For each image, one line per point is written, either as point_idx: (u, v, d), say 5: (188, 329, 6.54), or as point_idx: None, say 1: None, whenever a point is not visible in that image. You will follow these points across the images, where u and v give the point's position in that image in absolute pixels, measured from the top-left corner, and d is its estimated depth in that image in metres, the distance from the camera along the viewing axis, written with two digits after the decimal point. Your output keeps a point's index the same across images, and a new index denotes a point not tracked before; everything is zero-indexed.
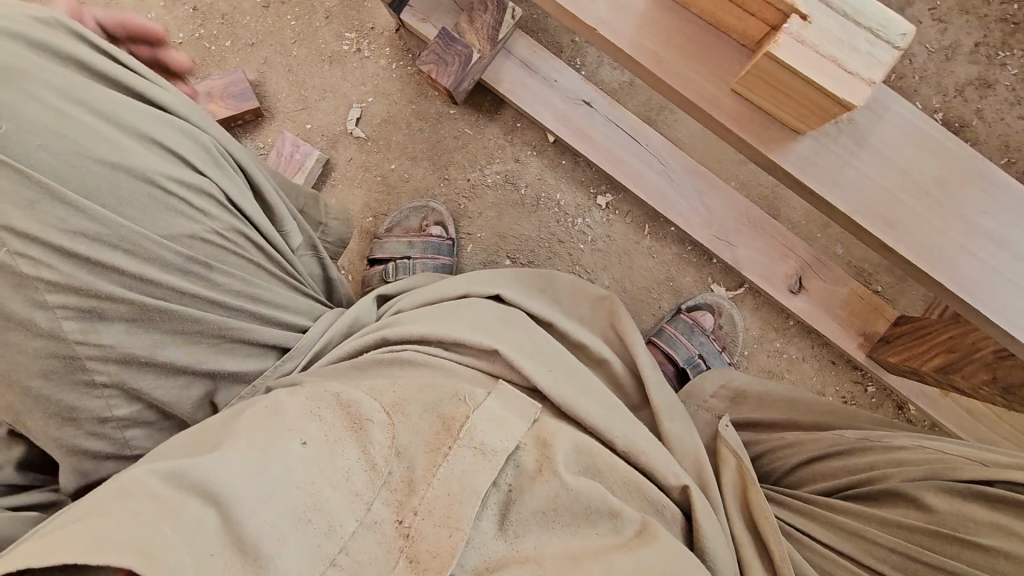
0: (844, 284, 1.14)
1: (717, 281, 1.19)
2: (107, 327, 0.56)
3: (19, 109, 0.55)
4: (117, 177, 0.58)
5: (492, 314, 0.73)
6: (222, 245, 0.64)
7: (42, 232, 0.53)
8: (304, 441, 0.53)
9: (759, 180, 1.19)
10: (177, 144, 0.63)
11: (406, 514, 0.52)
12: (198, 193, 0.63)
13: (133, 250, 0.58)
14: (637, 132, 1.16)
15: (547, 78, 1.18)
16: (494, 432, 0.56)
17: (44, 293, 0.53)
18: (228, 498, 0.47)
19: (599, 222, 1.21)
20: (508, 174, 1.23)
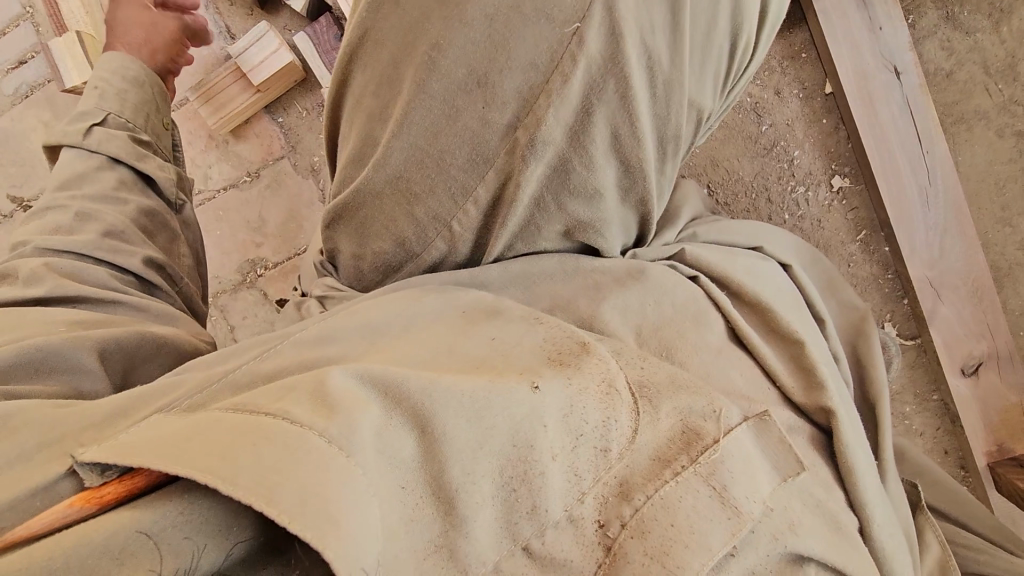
0: (1016, 392, 1.06)
1: (891, 323, 1.10)
2: (545, 151, 0.50)
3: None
4: (714, 17, 0.51)
5: (787, 289, 0.64)
6: (696, 129, 0.58)
7: (632, 23, 0.47)
8: (534, 385, 0.38)
9: (1005, 248, 1.05)
10: (763, 21, 0.57)
11: (613, 519, 0.39)
12: (727, 74, 0.57)
13: (658, 100, 0.51)
14: (926, 134, 1.01)
15: (873, 21, 0.99)
16: (742, 483, 0.40)
17: (568, 74, 0.48)
18: (435, 426, 0.35)
19: (817, 203, 1.09)
20: (760, 103, 1.08)
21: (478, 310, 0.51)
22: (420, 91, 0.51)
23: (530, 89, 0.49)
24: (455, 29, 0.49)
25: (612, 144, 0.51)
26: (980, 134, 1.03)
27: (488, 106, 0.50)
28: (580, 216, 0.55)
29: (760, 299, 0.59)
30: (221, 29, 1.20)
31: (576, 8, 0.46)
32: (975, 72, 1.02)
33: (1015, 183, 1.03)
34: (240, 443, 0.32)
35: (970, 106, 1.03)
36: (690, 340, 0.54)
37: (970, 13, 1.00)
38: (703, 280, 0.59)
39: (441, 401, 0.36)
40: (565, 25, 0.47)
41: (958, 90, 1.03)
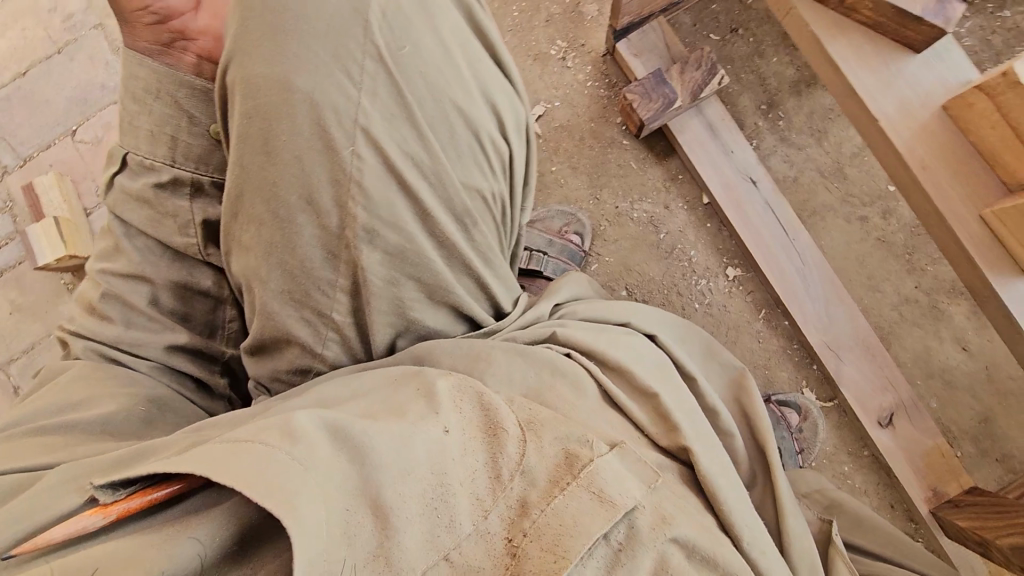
0: (931, 436, 1.16)
1: (809, 388, 1.23)
2: (369, 249, 0.58)
3: (423, 37, 0.58)
4: (455, 119, 0.61)
5: (651, 352, 0.76)
6: (487, 207, 0.66)
7: (387, 144, 0.57)
8: (445, 430, 0.55)
9: (881, 309, 1.23)
10: (505, 111, 0.67)
11: (516, 533, 0.51)
12: (496, 159, 0.66)
13: (437, 189, 0.60)
14: (789, 225, 1.22)
15: (725, 146, 1.25)
16: (614, 483, 0.55)
17: (361, 181, 0.56)
18: (376, 459, 0.50)
19: (719, 290, 1.26)
20: (654, 216, 1.30)
21: (403, 374, 0.63)
22: (274, 217, 0.57)
23: (340, 196, 0.56)
24: (284, 169, 0.55)
25: (422, 232, 0.60)
26: (832, 222, 1.26)
27: (318, 217, 0.57)
28: (422, 296, 0.63)
29: (624, 365, 0.71)
30: None
31: (345, 135, 0.55)
32: (814, 177, 1.27)
33: (870, 256, 1.25)
34: (233, 457, 0.46)
35: (818, 201, 1.27)
36: (566, 398, 0.66)
37: (796, 134, 1.29)
38: (575, 355, 0.71)
39: (372, 440, 0.51)
40: (345, 147, 0.56)
41: (806, 191, 1.28)
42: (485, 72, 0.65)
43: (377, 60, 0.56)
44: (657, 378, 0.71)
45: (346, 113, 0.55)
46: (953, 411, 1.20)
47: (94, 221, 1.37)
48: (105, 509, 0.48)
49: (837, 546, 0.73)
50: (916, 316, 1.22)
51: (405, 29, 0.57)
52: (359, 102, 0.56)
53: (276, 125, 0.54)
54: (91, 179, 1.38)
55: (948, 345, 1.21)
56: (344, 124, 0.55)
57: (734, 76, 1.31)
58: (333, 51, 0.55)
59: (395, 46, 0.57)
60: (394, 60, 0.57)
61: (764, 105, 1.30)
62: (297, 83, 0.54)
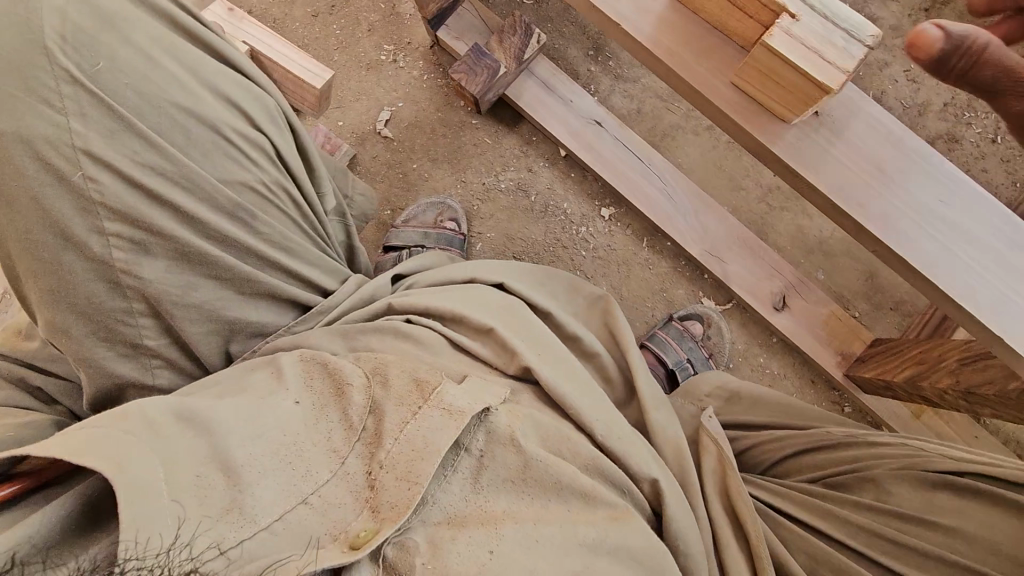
0: (825, 305, 1.22)
1: (707, 296, 1.27)
2: (150, 262, 0.59)
3: (115, 50, 0.59)
4: (184, 121, 0.61)
5: (494, 297, 0.78)
6: (263, 198, 0.67)
7: (116, 160, 0.57)
8: (295, 400, 0.58)
9: (750, 205, 1.29)
10: (246, 101, 0.67)
11: (374, 465, 0.54)
12: (253, 148, 0.66)
13: (192, 191, 0.61)
14: (643, 152, 1.27)
15: (563, 98, 1.30)
16: (462, 395, 0.58)
17: (109, 202, 0.57)
18: (223, 430, 0.52)
19: (600, 232, 1.30)
20: (521, 182, 1.33)
21: (259, 363, 0.64)
22: (37, 261, 0.57)
23: (97, 223, 0.57)
24: (24, 215, 0.56)
25: (193, 235, 0.61)
26: (684, 138, 1.32)
27: (81, 250, 0.57)
28: (227, 298, 0.65)
29: (462, 314, 0.72)
30: None
31: (69, 164, 0.56)
32: (655, 102, 1.33)
33: (727, 159, 1.31)
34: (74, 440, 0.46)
35: (666, 123, 1.33)
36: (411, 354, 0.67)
37: (628, 69, 1.35)
38: (413, 319, 0.72)
39: (215, 414, 0.53)
40: (71, 174, 0.56)
41: (652, 117, 1.33)
42: (208, 66, 0.65)
43: (71, 82, 0.56)
44: (501, 320, 0.73)
45: (63, 140, 0.56)
46: (841, 276, 1.26)
47: None
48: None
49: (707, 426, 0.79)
50: (783, 202, 1.29)
51: (92, 46, 0.57)
52: (69, 127, 0.56)
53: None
54: None
55: (819, 219, 1.28)
56: (64, 152, 0.56)
57: (557, 32, 1.36)
58: (19, 85, 0.55)
59: (86, 65, 0.57)
60: (88, 77, 0.57)
61: (592, 50, 1.36)
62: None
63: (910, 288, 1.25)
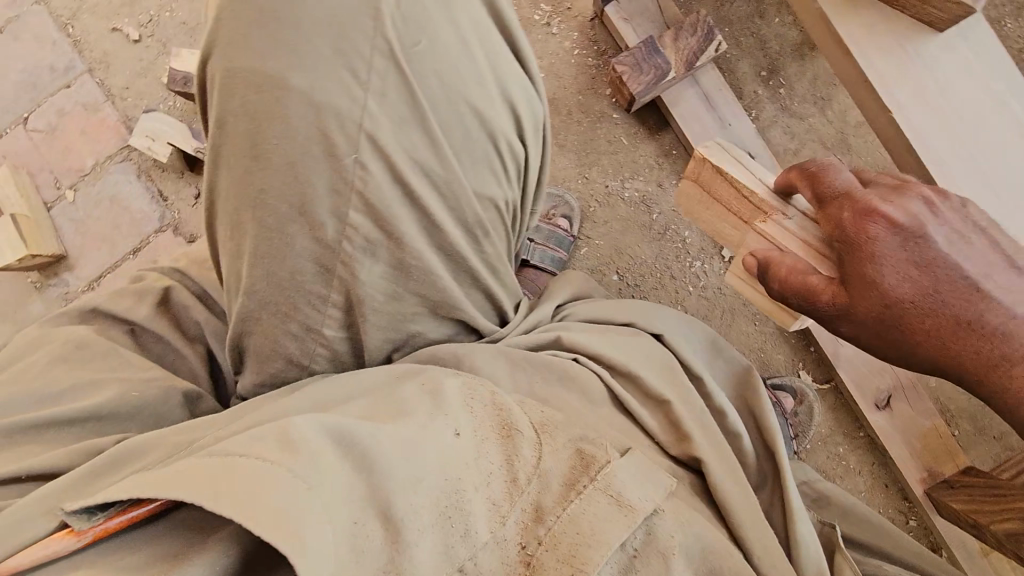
0: (928, 416, 1.14)
1: (806, 370, 1.20)
2: (371, 263, 0.53)
3: (440, 29, 0.51)
4: (470, 120, 0.54)
5: (655, 352, 0.74)
6: (501, 218, 0.60)
7: (394, 152, 0.51)
8: (455, 433, 0.55)
9: None
10: (524, 106, 0.58)
11: (530, 540, 0.51)
12: (512, 161, 0.58)
13: (447, 198, 0.54)
14: None
15: (721, 119, 1.17)
16: (632, 486, 0.55)
17: (364, 192, 0.50)
18: (385, 470, 0.49)
19: (715, 272, 1.21)
20: (647, 196, 1.23)
21: (408, 373, 0.62)
22: (257, 229, 0.51)
23: (338, 209, 0.51)
24: (273, 179, 0.49)
25: (428, 241, 0.54)
26: None
27: (312, 229, 0.51)
28: (419, 312, 0.58)
29: (629, 369, 0.70)
30: (153, 193, 1.29)
31: (347, 146, 0.49)
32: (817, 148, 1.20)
33: None
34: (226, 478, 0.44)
35: None
36: (572, 404, 0.67)
37: (798, 103, 1.21)
38: (583, 360, 0.71)
39: (381, 450, 0.50)
40: (345, 157, 0.49)
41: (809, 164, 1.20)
42: (505, 59, 0.56)
43: (387, 57, 0.49)
44: (666, 383, 0.70)
45: (347, 115, 0.49)
46: (952, 389, 1.17)
47: (55, 216, 1.29)
48: (77, 534, 0.47)
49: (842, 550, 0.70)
50: None
51: (419, 18, 0.50)
52: (363, 104, 0.49)
53: (256, 130, 0.49)
54: (48, 171, 1.30)
55: None
56: (347, 130, 0.49)
57: (733, 40, 1.21)
58: (318, 42, 0.48)
59: (409, 41, 0.50)
60: (407, 56, 0.50)
61: (765, 71, 1.21)
62: (288, 77, 0.48)
63: None
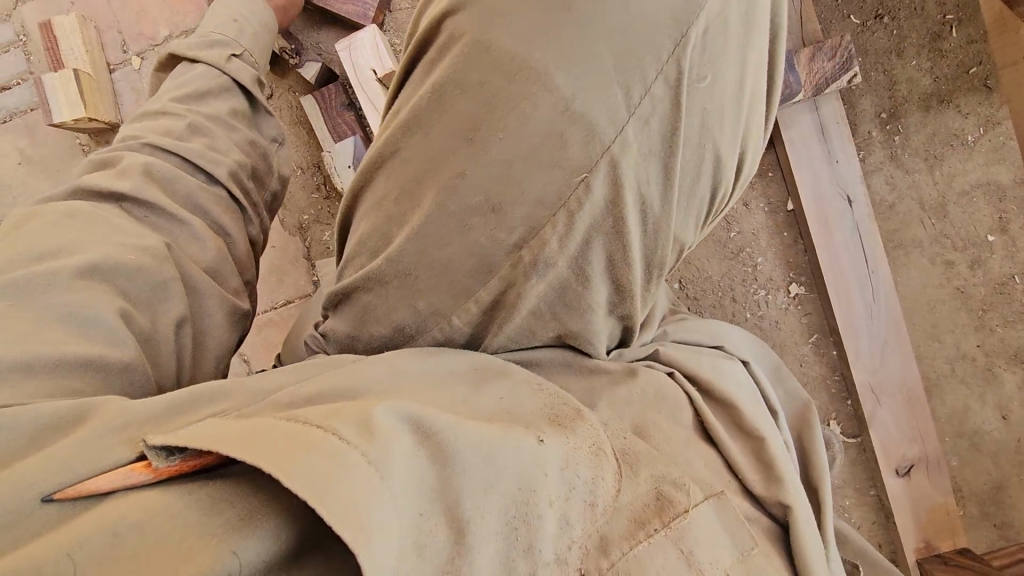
0: (942, 493, 1.16)
1: (837, 421, 1.20)
2: (553, 267, 0.52)
3: (726, 70, 0.51)
4: (705, 167, 0.53)
5: (745, 380, 0.76)
6: (676, 259, 0.60)
7: (627, 179, 0.50)
8: (540, 440, 0.48)
9: (934, 360, 1.18)
10: (745, 162, 0.58)
11: (591, 570, 0.46)
12: (709, 212, 0.59)
13: (648, 234, 0.53)
14: (874, 255, 1.13)
15: (830, 153, 1.12)
16: (706, 544, 0.50)
17: (574, 212, 0.50)
18: (459, 469, 0.43)
19: (776, 305, 1.19)
20: (731, 212, 1.19)
21: (491, 368, 0.58)
22: (439, 210, 0.52)
23: (538, 217, 0.50)
24: (484, 167, 0.50)
25: (614, 269, 0.54)
26: (916, 259, 1.17)
27: (497, 229, 0.51)
28: (569, 326, 0.58)
29: (728, 397, 0.71)
30: None
31: (585, 160, 0.49)
32: (913, 207, 1.16)
33: (943, 304, 1.17)
34: (292, 447, 0.39)
35: (908, 233, 1.17)
36: (664, 433, 0.63)
37: (909, 155, 1.16)
38: (677, 376, 0.71)
39: (461, 444, 0.44)
40: (575, 173, 0.49)
41: (901, 220, 1.17)
42: (756, 114, 0.56)
43: (668, 85, 0.49)
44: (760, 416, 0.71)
45: (604, 135, 0.48)
46: (970, 472, 1.19)
47: (117, 81, 1.22)
48: (155, 470, 0.42)
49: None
50: (967, 375, 1.18)
51: (715, 52, 0.49)
52: (624, 131, 0.49)
53: (492, 114, 0.49)
54: (117, 31, 1.22)
55: (988, 410, 1.18)
56: (593, 148, 0.49)
57: (863, 72, 1.15)
58: (578, 45, 0.48)
59: (697, 73, 0.49)
60: (687, 90, 0.49)
61: (885, 113, 1.15)
62: (555, 77, 0.48)
63: None
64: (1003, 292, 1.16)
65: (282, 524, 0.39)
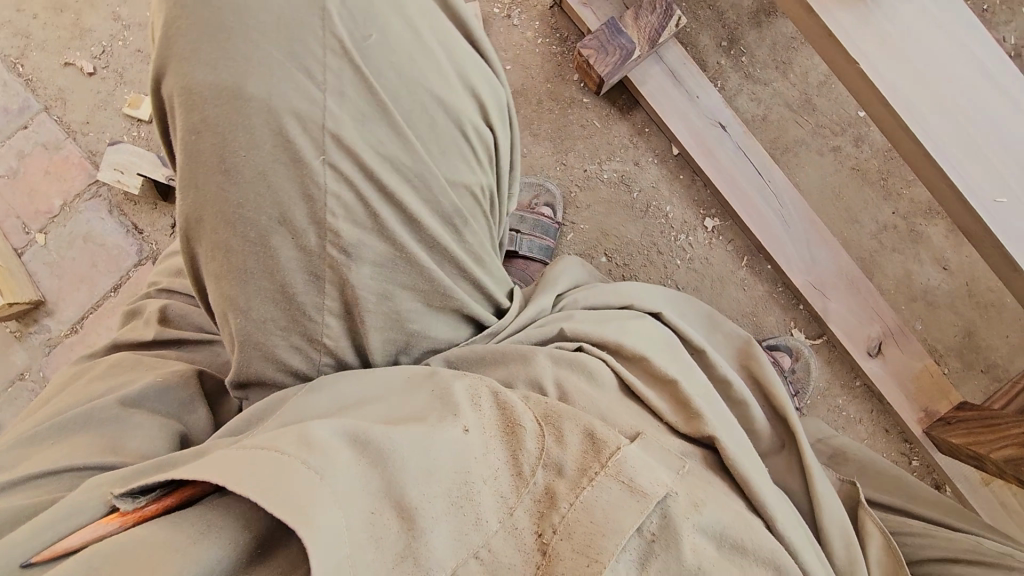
0: (920, 359, 1.17)
1: (798, 328, 1.23)
2: (359, 267, 0.52)
3: (387, 18, 0.52)
4: (431, 108, 0.54)
5: (661, 333, 0.67)
6: (477, 202, 0.61)
7: (358, 147, 0.51)
8: (465, 428, 0.45)
9: (862, 240, 1.22)
10: (482, 90, 0.59)
11: (546, 528, 0.42)
12: (481, 147, 0.59)
13: (420, 190, 0.54)
14: (763, 166, 1.19)
15: (689, 92, 1.19)
16: (646, 470, 0.45)
17: (337, 193, 0.50)
18: (399, 461, 0.40)
19: (700, 243, 1.23)
20: (625, 175, 1.24)
21: (418, 373, 0.53)
22: (243, 242, 0.49)
23: (316, 214, 0.50)
24: (247, 190, 0.48)
25: (428, 243, 0.56)
26: (806, 156, 1.23)
27: (295, 238, 0.50)
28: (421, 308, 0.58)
29: (635, 350, 0.62)
30: (128, 227, 1.26)
31: (313, 147, 0.49)
32: (782, 111, 1.23)
33: (847, 187, 1.22)
34: (243, 466, 0.36)
35: (790, 136, 1.23)
36: (585, 392, 0.56)
37: (761, 69, 1.24)
38: (587, 348, 0.63)
39: (395, 441, 0.41)
40: (313, 159, 0.49)
41: (777, 126, 1.23)
42: (458, 43, 0.58)
43: (338, 54, 0.49)
44: (666, 358, 0.62)
45: (311, 116, 0.49)
46: (937, 330, 1.21)
47: (27, 262, 1.26)
48: (123, 517, 0.42)
49: (865, 509, 0.62)
50: (895, 242, 1.22)
51: (365, 12, 0.51)
52: (322, 103, 0.49)
53: (226, 138, 0.47)
54: (14, 217, 1.27)
55: (928, 266, 1.22)
56: (310, 132, 0.49)
57: (691, 13, 1.24)
58: (284, 48, 0.47)
59: (358, 36, 0.50)
60: (357, 50, 0.50)
61: (725, 42, 1.24)
62: (248, 90, 0.47)
63: (1006, 354, 1.20)
64: (894, 157, 1.22)
65: (238, 534, 0.40)
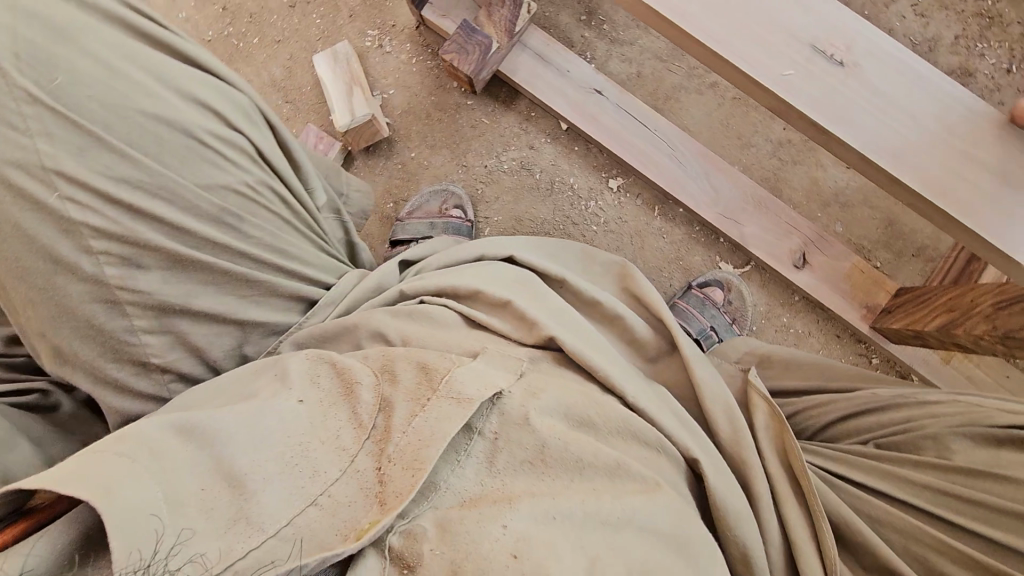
0: (846, 259, 1.18)
1: (724, 260, 1.25)
2: (145, 276, 0.59)
3: (80, 64, 0.59)
4: (153, 127, 0.60)
5: (508, 269, 0.68)
6: (249, 197, 0.66)
7: (89, 178, 0.57)
8: (298, 399, 0.50)
9: (761, 162, 1.26)
10: (212, 98, 0.65)
11: (384, 461, 0.47)
12: (230, 147, 0.65)
13: (169, 199, 0.60)
14: (647, 118, 1.23)
15: (559, 69, 1.25)
16: (475, 381, 0.51)
17: (90, 221, 0.56)
18: (223, 439, 0.44)
19: (609, 205, 1.27)
20: (524, 160, 1.29)
21: (263, 363, 0.56)
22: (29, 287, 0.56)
23: (82, 246, 0.57)
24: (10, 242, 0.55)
25: (197, 241, 0.62)
26: (687, 99, 1.28)
27: (74, 273, 0.56)
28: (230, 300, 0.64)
29: (468, 286, 0.64)
30: None
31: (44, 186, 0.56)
32: (654, 63, 1.29)
33: (733, 116, 1.27)
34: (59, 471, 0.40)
35: (668, 84, 1.28)
36: (425, 334, 0.59)
37: (623, 32, 1.30)
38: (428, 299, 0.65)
39: (218, 421, 0.45)
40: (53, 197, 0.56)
41: (652, 79, 1.28)
42: (175, 70, 0.64)
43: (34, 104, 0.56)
44: (500, 285, 0.64)
45: (30, 161, 0.55)
46: (859, 227, 1.23)
47: None
48: None
49: (755, 385, 0.65)
50: (794, 156, 1.25)
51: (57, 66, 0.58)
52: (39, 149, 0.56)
53: None
54: None
55: (832, 170, 1.25)
56: (36, 174, 0.55)
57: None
58: None
59: (50, 83, 0.57)
60: (56, 100, 0.57)
61: (584, 16, 1.30)
62: None
63: (931, 233, 1.21)
64: None
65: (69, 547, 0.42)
